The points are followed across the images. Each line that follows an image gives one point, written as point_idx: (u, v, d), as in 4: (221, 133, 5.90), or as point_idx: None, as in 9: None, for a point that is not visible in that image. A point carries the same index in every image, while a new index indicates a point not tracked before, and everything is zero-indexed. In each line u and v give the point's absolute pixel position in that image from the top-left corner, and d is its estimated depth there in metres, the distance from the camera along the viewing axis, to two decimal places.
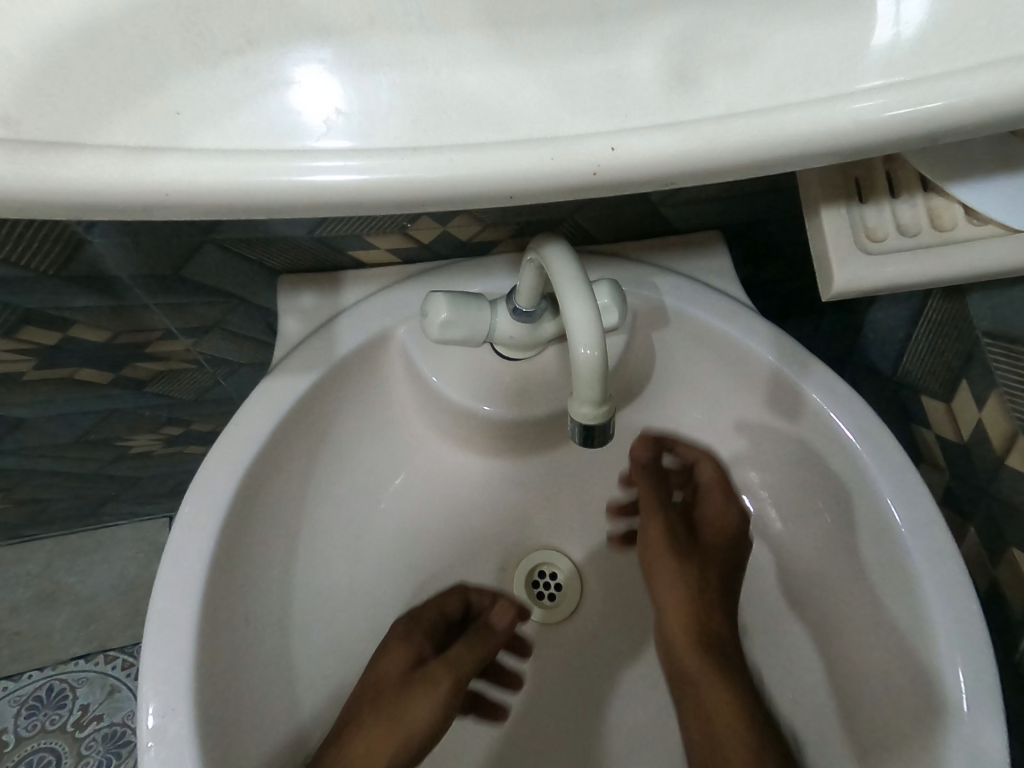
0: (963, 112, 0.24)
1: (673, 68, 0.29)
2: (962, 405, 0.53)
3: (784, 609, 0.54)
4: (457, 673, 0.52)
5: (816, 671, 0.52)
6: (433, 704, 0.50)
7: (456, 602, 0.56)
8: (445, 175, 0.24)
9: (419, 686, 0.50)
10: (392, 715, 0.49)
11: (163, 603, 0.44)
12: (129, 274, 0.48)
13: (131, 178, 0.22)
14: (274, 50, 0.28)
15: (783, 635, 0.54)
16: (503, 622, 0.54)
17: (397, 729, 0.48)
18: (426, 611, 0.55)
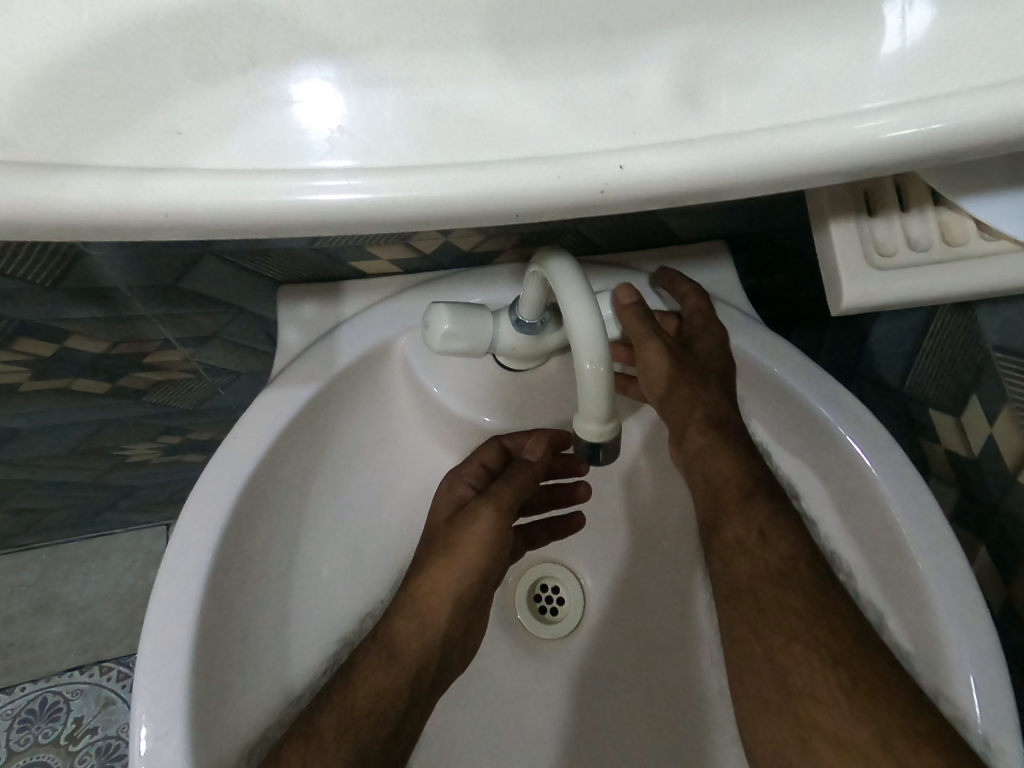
0: (979, 131, 0.23)
1: (681, 85, 0.28)
2: (972, 420, 0.53)
3: None
4: (501, 506, 0.53)
5: None
6: (484, 539, 0.51)
7: (492, 451, 0.56)
8: (451, 194, 0.23)
9: (469, 520, 0.52)
10: (450, 547, 0.51)
11: (157, 621, 0.42)
12: (128, 287, 0.47)
13: (129, 197, 0.22)
14: (277, 67, 0.28)
15: None
16: (536, 453, 0.54)
17: (457, 558, 0.50)
18: (466, 464, 0.56)
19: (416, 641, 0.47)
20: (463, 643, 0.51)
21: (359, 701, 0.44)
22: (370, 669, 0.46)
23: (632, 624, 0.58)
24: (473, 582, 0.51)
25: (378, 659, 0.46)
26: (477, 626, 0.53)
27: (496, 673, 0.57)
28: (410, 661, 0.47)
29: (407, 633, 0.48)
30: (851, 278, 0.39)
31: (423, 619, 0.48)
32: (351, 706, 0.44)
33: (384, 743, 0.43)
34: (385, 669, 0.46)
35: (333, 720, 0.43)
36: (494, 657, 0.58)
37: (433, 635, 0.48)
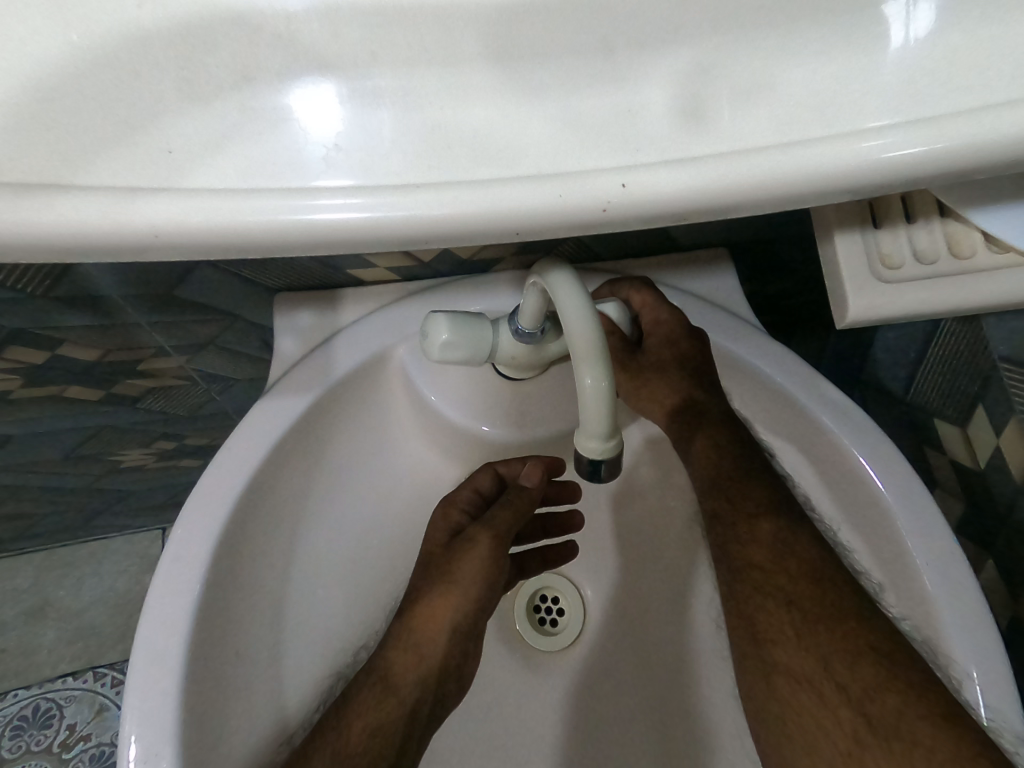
0: (992, 151, 0.23)
1: (685, 99, 0.28)
2: (977, 431, 0.53)
3: None
4: (497, 533, 0.53)
5: None
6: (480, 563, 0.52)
7: (487, 478, 0.56)
8: (449, 214, 0.22)
9: (465, 546, 0.52)
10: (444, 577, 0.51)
11: (148, 638, 0.41)
12: (121, 295, 0.47)
13: (117, 215, 0.21)
14: (272, 81, 0.27)
15: None
16: (533, 479, 0.52)
17: (451, 586, 0.51)
18: (460, 491, 0.56)
19: (411, 674, 0.48)
20: (458, 674, 0.51)
21: (353, 735, 0.44)
22: (366, 702, 0.46)
23: (633, 636, 0.58)
24: (468, 610, 0.51)
25: (372, 692, 0.46)
26: (471, 657, 0.53)
27: (497, 686, 0.56)
28: (405, 693, 0.47)
29: (403, 666, 0.48)
30: (857, 290, 0.38)
31: (418, 651, 0.49)
32: (344, 741, 0.43)
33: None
34: (380, 703, 0.46)
35: (328, 756, 0.42)
36: (494, 669, 0.57)
37: (428, 668, 0.49)
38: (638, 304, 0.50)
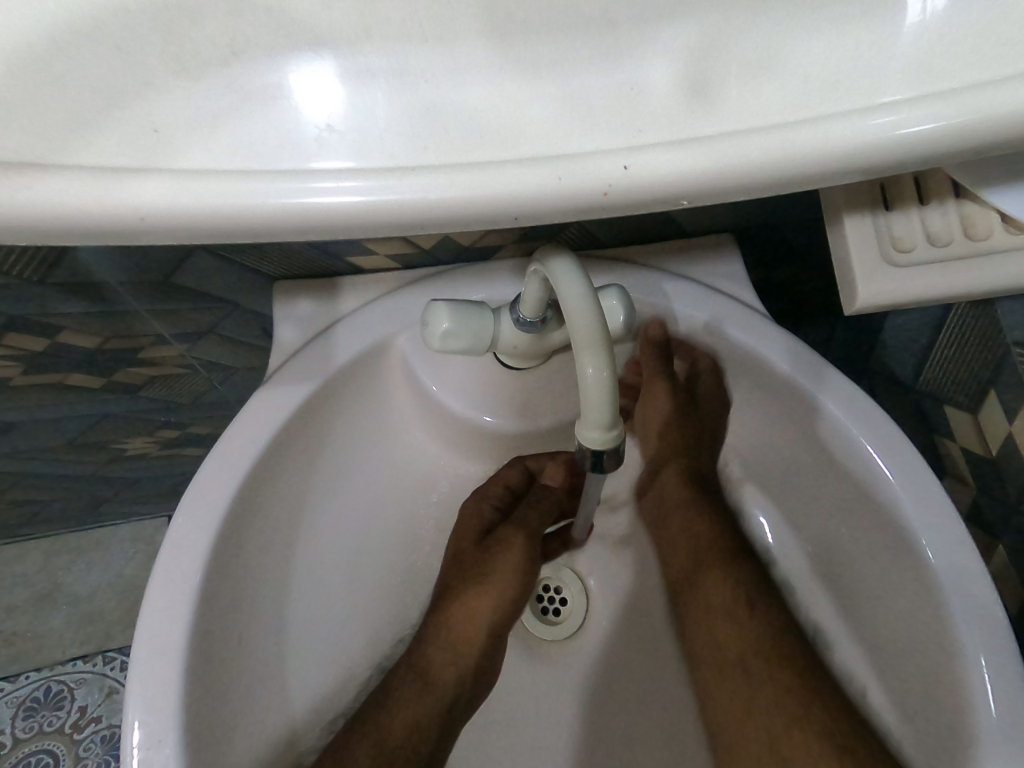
0: (1011, 128, 0.22)
1: (688, 76, 0.27)
2: (989, 419, 0.52)
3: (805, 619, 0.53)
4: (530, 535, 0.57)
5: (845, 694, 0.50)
6: (514, 566, 0.55)
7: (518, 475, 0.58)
8: (445, 195, 0.21)
9: (501, 548, 0.55)
10: (480, 579, 0.54)
11: (150, 627, 0.41)
12: (117, 282, 0.46)
13: (100, 195, 0.20)
14: (261, 56, 0.26)
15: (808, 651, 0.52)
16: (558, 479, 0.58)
17: (487, 588, 0.53)
18: (492, 486, 0.58)
19: (448, 671, 0.50)
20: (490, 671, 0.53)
21: (395, 729, 0.46)
22: (407, 697, 0.48)
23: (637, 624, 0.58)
24: (503, 612, 0.54)
25: (413, 687, 0.49)
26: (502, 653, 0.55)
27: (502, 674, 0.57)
28: (442, 690, 0.49)
29: (442, 662, 0.50)
30: (866, 273, 0.38)
31: (456, 650, 0.51)
32: (387, 733, 0.46)
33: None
34: (419, 697, 0.48)
35: (370, 744, 0.45)
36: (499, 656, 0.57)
37: (465, 665, 0.51)
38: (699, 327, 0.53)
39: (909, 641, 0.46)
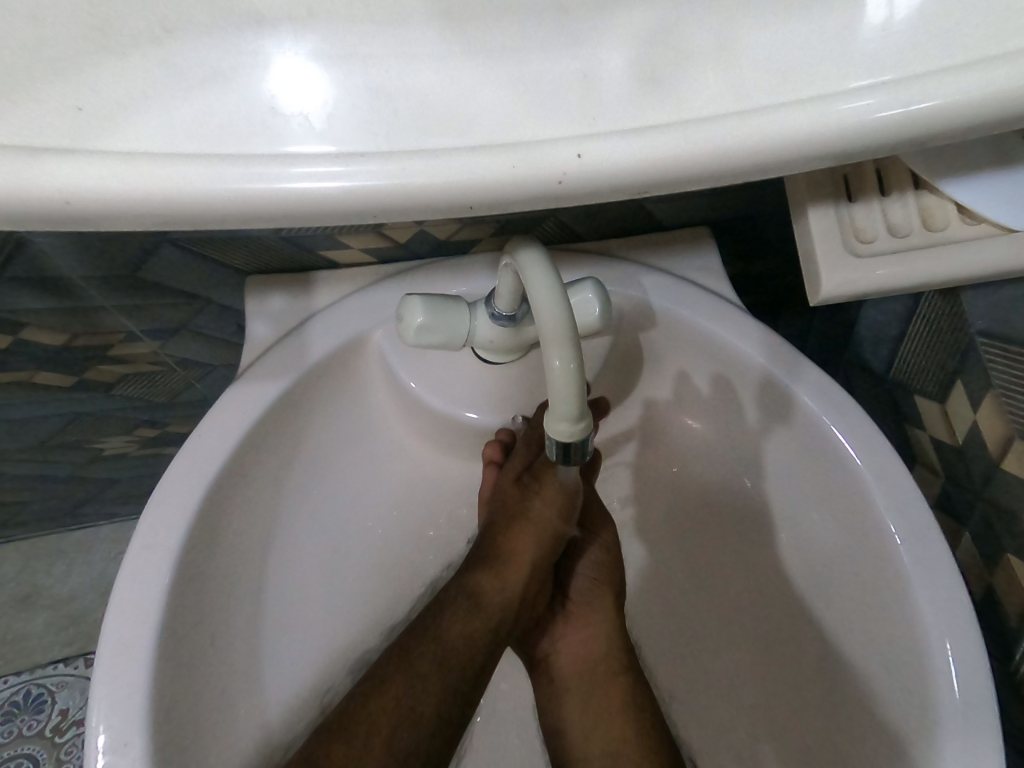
0: (961, 115, 0.22)
1: (646, 65, 0.27)
2: (957, 409, 0.53)
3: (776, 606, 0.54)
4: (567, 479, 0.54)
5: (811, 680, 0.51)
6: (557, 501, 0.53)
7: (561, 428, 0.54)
8: (397, 181, 0.21)
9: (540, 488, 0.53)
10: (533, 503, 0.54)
11: (116, 629, 0.41)
12: (81, 277, 0.45)
13: (40, 182, 0.20)
14: (214, 42, 0.26)
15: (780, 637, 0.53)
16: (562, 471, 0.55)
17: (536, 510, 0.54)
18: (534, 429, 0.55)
19: (496, 598, 0.52)
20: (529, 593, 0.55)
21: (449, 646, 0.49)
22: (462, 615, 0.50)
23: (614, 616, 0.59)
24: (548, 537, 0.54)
25: (466, 608, 0.51)
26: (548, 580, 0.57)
27: None
28: (491, 611, 0.52)
29: (492, 588, 0.52)
30: (831, 263, 0.38)
31: (501, 576, 0.53)
32: (445, 647, 0.48)
33: (468, 681, 0.49)
34: (471, 618, 0.51)
35: (428, 657, 0.48)
36: None
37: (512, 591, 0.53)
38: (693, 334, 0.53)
39: (860, 643, 0.48)
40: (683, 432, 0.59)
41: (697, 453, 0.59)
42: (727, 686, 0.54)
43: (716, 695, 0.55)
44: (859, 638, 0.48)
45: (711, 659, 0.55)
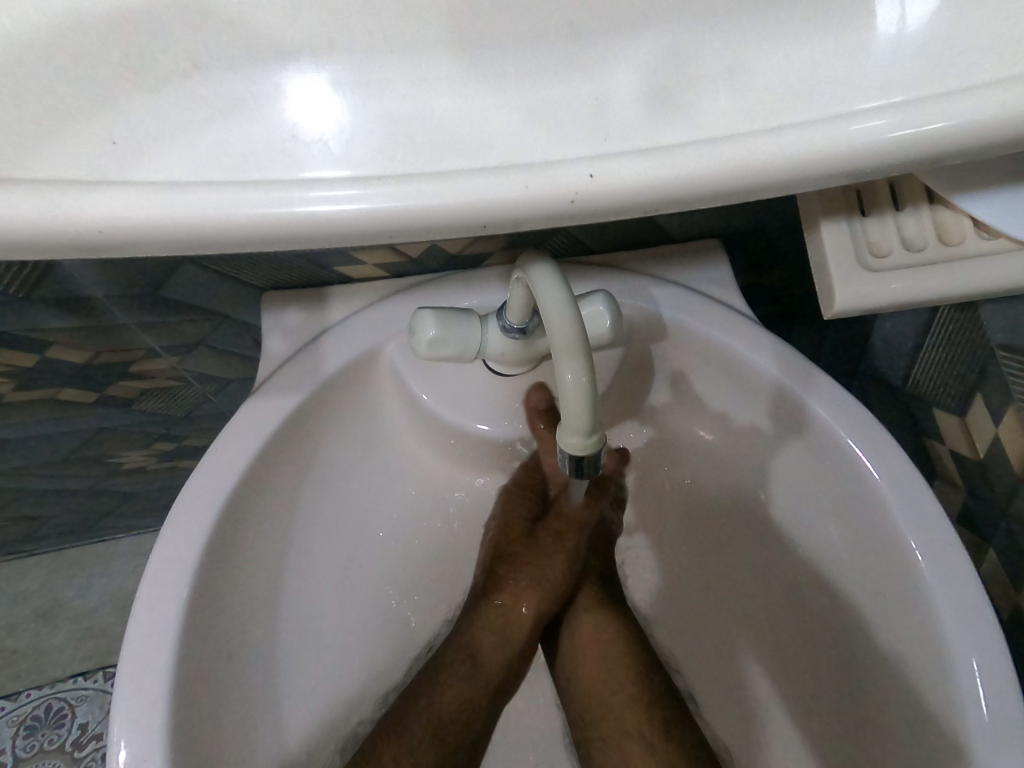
0: (973, 134, 0.22)
1: (654, 87, 0.27)
2: (976, 421, 0.52)
3: (794, 620, 0.53)
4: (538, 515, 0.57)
5: (837, 699, 0.49)
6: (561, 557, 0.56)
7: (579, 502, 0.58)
8: (412, 207, 0.22)
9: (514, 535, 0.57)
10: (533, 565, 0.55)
11: (136, 644, 0.41)
12: (103, 296, 0.46)
13: (74, 214, 0.21)
14: (235, 74, 0.27)
15: (797, 650, 0.52)
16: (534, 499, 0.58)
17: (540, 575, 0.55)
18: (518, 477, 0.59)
19: (499, 654, 0.52)
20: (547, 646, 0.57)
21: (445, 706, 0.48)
22: (458, 678, 0.50)
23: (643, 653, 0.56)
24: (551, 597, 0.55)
25: (463, 669, 0.50)
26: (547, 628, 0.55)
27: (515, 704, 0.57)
28: (491, 672, 0.51)
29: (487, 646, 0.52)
30: (845, 275, 0.38)
31: (506, 632, 0.53)
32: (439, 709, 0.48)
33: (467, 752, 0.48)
34: (468, 678, 0.50)
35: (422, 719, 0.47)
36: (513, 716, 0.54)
37: (514, 647, 0.53)
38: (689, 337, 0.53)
39: (879, 660, 0.47)
40: (696, 444, 0.59)
41: (708, 466, 0.59)
42: (746, 692, 0.53)
43: (739, 709, 0.53)
44: (883, 653, 0.47)
45: (730, 673, 0.55)
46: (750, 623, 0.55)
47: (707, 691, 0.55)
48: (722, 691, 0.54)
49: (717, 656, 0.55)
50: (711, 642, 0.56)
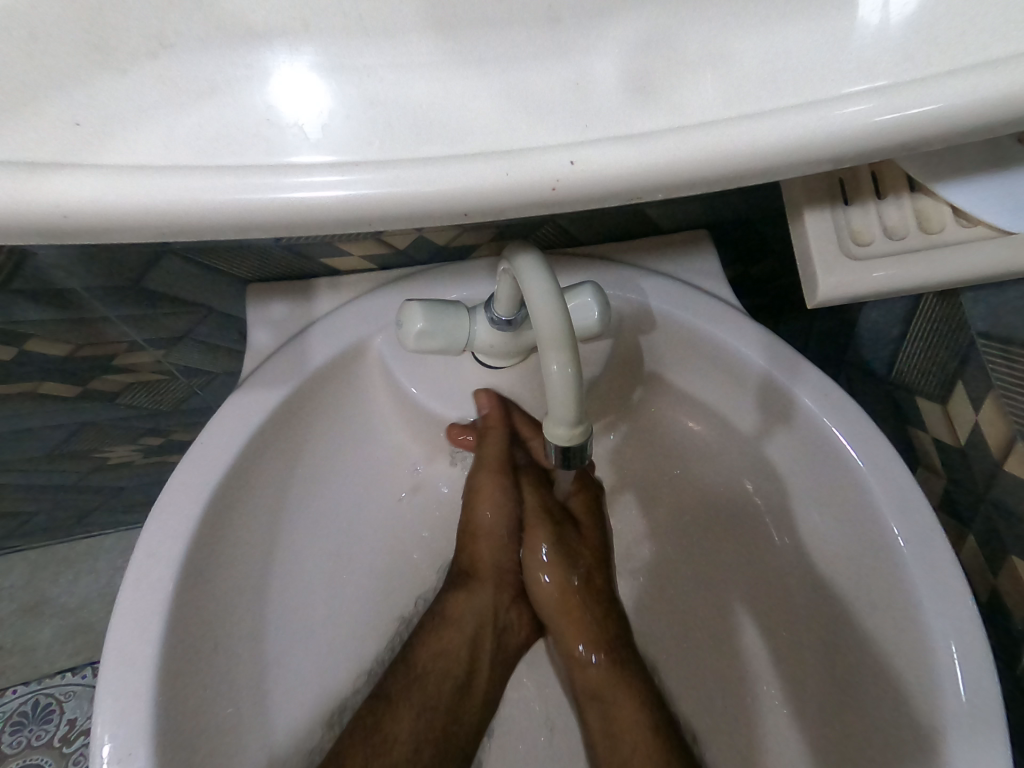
0: (954, 119, 0.22)
1: (638, 72, 0.27)
2: (957, 409, 0.53)
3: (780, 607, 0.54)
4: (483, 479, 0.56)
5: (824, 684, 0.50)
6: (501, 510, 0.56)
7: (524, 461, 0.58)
8: (393, 191, 0.21)
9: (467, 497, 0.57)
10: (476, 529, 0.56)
11: (120, 639, 0.41)
12: (84, 288, 0.46)
13: (45, 197, 0.20)
14: (210, 55, 0.26)
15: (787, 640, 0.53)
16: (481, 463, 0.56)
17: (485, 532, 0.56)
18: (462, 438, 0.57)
19: (466, 610, 0.55)
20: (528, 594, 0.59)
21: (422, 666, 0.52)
22: (432, 634, 0.53)
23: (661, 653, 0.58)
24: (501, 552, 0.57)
25: (434, 627, 0.54)
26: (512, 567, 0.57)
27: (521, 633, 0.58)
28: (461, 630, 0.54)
29: (459, 602, 0.55)
30: (828, 266, 0.38)
31: (470, 592, 0.56)
32: (415, 666, 0.52)
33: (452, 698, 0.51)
34: (441, 637, 0.53)
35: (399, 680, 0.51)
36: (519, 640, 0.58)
37: (482, 603, 0.56)
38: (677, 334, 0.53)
39: (861, 645, 0.48)
40: (684, 434, 0.59)
41: (697, 457, 0.59)
42: (732, 685, 0.55)
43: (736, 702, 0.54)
44: (867, 642, 0.47)
45: (727, 668, 0.55)
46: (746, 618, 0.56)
47: (674, 669, 0.58)
48: (722, 688, 0.55)
49: (714, 650, 0.56)
50: (710, 638, 0.57)
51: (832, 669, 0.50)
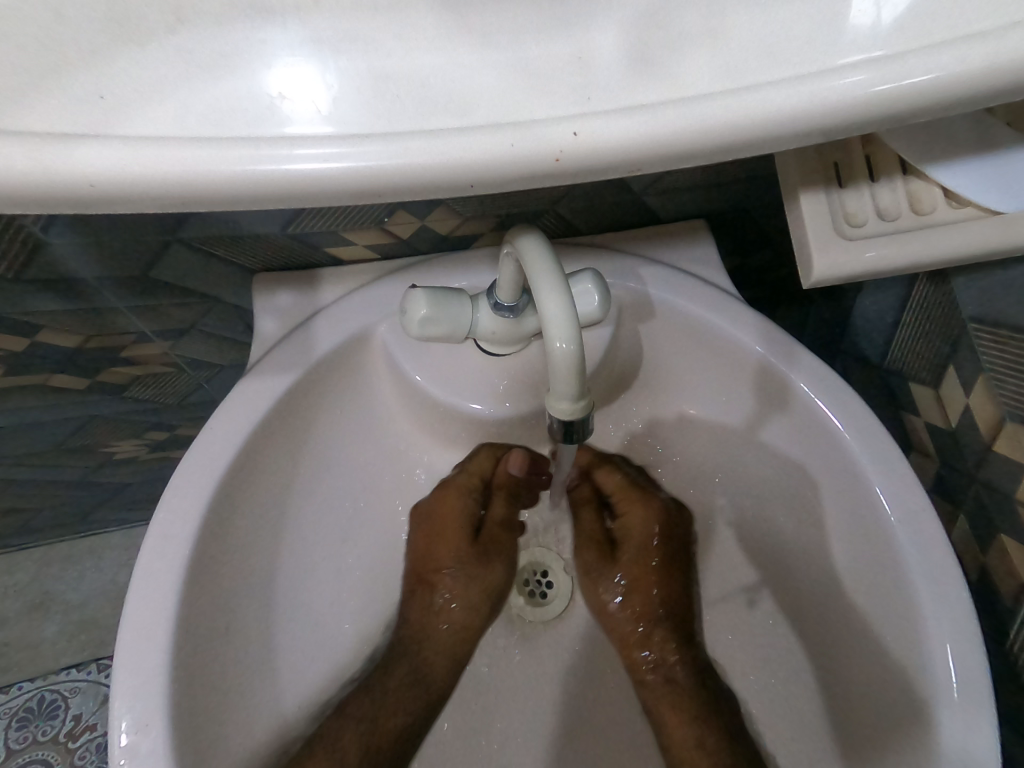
0: (943, 90, 0.23)
1: (636, 47, 0.28)
2: (948, 393, 0.54)
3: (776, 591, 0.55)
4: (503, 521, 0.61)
5: (820, 666, 0.51)
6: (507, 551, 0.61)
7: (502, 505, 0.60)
8: (404, 160, 0.22)
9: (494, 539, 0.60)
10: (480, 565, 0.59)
11: (135, 616, 0.42)
12: (94, 277, 0.46)
13: (71, 168, 0.21)
14: (221, 35, 0.27)
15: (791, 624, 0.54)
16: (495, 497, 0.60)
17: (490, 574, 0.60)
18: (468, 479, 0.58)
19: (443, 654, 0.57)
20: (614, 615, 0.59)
21: (392, 725, 0.51)
22: (401, 685, 0.53)
23: None
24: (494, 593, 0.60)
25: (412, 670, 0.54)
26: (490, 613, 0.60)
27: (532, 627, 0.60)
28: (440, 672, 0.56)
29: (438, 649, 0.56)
30: (823, 245, 0.39)
31: (455, 637, 0.58)
32: (383, 715, 0.51)
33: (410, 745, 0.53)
34: (415, 680, 0.54)
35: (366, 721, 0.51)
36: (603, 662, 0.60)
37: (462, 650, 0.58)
38: (678, 324, 0.54)
39: (854, 630, 0.49)
40: (683, 421, 0.60)
41: (693, 445, 0.60)
42: (740, 665, 0.56)
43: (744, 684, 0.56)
44: (861, 625, 0.48)
45: (742, 649, 0.56)
46: (758, 603, 0.56)
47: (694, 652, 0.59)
48: (733, 667, 0.56)
49: (728, 633, 0.57)
50: (727, 623, 0.58)
51: (821, 651, 0.51)
